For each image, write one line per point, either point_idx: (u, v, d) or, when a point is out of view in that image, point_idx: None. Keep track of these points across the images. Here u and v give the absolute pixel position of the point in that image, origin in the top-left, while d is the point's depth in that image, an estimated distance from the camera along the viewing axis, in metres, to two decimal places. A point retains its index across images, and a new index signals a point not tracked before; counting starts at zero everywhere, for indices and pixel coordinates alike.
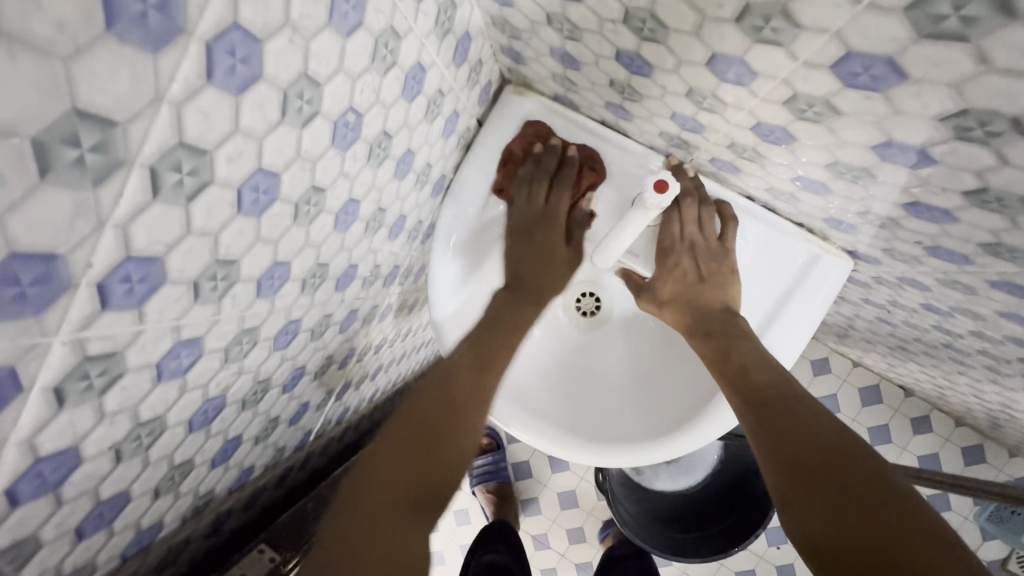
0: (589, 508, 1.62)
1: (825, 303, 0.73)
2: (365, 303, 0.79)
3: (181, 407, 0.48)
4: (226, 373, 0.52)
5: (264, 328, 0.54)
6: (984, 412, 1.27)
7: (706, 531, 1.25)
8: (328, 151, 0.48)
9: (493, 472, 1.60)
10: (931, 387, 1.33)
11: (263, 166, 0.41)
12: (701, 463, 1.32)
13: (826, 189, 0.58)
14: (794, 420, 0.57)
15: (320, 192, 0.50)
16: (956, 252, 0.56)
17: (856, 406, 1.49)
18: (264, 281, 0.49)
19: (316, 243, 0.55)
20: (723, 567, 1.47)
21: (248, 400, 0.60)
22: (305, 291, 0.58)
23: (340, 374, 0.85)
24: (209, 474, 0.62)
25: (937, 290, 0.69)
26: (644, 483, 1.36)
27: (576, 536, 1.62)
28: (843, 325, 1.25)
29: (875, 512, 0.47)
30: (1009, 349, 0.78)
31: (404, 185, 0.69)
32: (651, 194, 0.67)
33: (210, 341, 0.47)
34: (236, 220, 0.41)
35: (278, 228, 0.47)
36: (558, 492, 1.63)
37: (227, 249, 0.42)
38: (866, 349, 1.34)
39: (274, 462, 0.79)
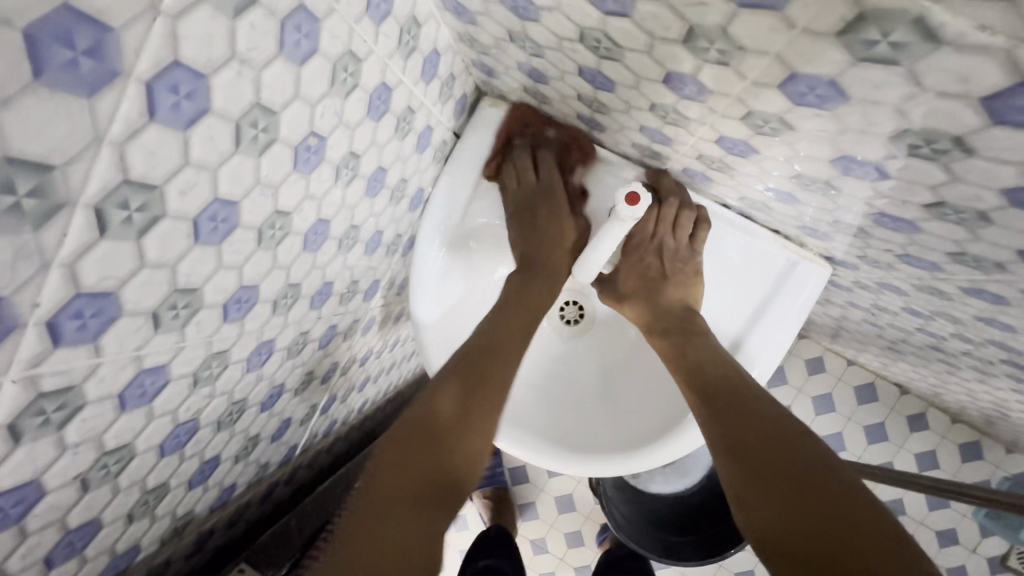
0: (586, 512, 1.62)
1: (802, 310, 0.73)
2: (346, 317, 0.79)
3: (150, 433, 0.48)
4: (197, 397, 0.52)
5: (236, 351, 0.54)
6: (977, 410, 1.26)
7: (699, 535, 1.25)
8: (291, 175, 0.48)
9: (490, 477, 1.60)
10: (924, 386, 1.32)
11: (220, 195, 0.41)
12: (696, 465, 1.32)
13: (795, 199, 0.58)
14: (753, 424, 0.61)
15: (285, 216, 0.50)
16: (926, 260, 0.55)
17: (851, 405, 1.48)
18: (230, 306, 0.49)
19: (285, 265, 0.55)
20: (721, 569, 1.47)
21: (224, 421, 0.60)
22: (277, 312, 0.58)
23: (323, 389, 0.85)
24: (187, 495, 0.62)
25: (916, 294, 0.69)
26: (642, 486, 1.36)
27: (574, 540, 1.62)
28: (833, 325, 1.25)
29: (819, 506, 0.52)
30: (992, 351, 0.77)
31: (378, 202, 0.69)
32: (622, 206, 0.66)
33: (176, 368, 0.47)
34: (194, 250, 0.41)
35: (242, 254, 0.47)
36: (554, 497, 1.63)
37: (187, 279, 0.42)
38: (859, 348, 1.33)
39: (258, 478, 0.80)
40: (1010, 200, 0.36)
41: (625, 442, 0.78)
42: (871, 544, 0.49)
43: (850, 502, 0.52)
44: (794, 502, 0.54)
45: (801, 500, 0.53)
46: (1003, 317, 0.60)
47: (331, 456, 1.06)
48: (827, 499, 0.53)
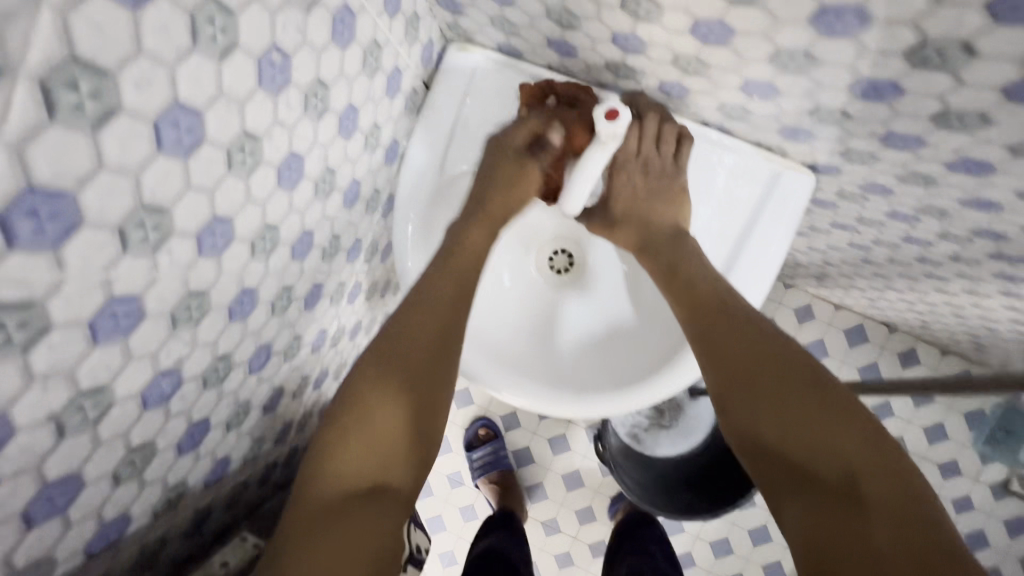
0: (596, 487, 1.60)
1: (794, 218, 0.72)
2: (328, 278, 0.76)
3: (129, 378, 0.46)
4: (177, 343, 0.50)
5: (215, 294, 0.52)
6: (968, 334, 1.27)
7: (715, 486, 1.24)
8: (256, 95, 0.46)
9: (494, 462, 1.56)
10: (914, 318, 1.33)
11: (180, 100, 0.39)
12: (699, 423, 1.30)
13: (775, 91, 0.62)
14: (750, 357, 0.59)
15: (255, 139, 0.48)
16: (908, 133, 0.55)
17: (844, 349, 1.49)
18: (205, 238, 0.47)
19: (260, 201, 0.53)
20: (735, 527, 1.46)
21: (211, 378, 0.57)
22: (256, 257, 0.56)
23: (313, 360, 0.83)
24: (177, 464, 0.59)
25: (901, 191, 0.71)
26: (647, 452, 1.32)
27: (586, 516, 1.60)
28: (818, 264, 1.26)
29: (820, 433, 0.53)
30: (976, 246, 0.77)
31: (353, 146, 0.67)
32: (600, 123, 0.65)
33: (151, 303, 0.45)
34: (158, 158, 0.40)
35: (211, 176, 0.45)
36: (562, 475, 1.61)
37: (153, 193, 0.40)
38: (847, 288, 1.34)
39: (253, 455, 0.76)
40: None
41: (621, 380, 0.78)
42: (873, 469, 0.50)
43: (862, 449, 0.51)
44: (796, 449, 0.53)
45: (798, 424, 0.54)
46: (987, 193, 0.63)
47: None
48: (831, 452, 0.51)
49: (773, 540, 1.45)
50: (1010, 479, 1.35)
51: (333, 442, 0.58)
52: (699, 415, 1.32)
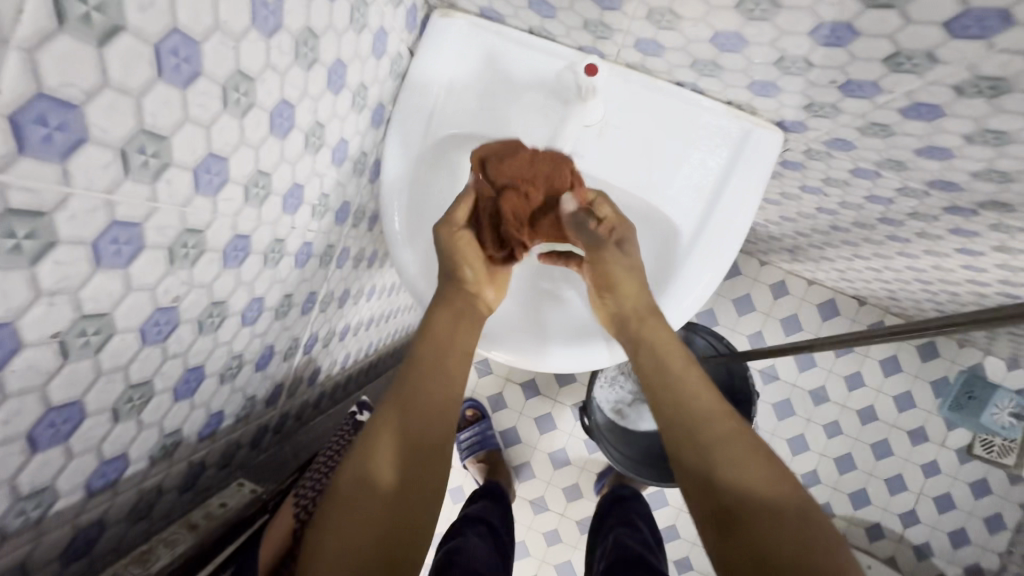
0: (581, 464, 1.63)
1: (763, 174, 0.75)
2: (319, 238, 0.76)
3: (127, 310, 0.46)
4: (175, 281, 0.50)
5: (211, 235, 0.52)
6: (929, 302, 1.34)
7: None
8: (250, 33, 0.47)
9: (482, 441, 1.60)
10: (881, 290, 1.41)
11: (181, 26, 0.40)
12: None
13: (742, 41, 0.60)
14: (697, 404, 0.60)
15: (249, 81, 0.49)
16: (865, 82, 0.58)
17: (816, 322, 1.56)
18: (201, 175, 0.48)
19: (253, 143, 0.53)
20: None
21: (206, 324, 0.57)
22: (250, 202, 0.56)
23: (303, 323, 0.82)
24: (173, 409, 0.59)
25: (862, 143, 0.72)
26: (631, 426, 1.38)
27: (572, 493, 1.63)
28: (789, 238, 1.33)
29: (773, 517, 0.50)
30: (933, 202, 0.81)
31: (341, 103, 0.67)
32: None
33: (150, 233, 0.45)
34: (159, 85, 0.40)
35: (208, 111, 0.46)
36: (547, 453, 1.64)
37: (154, 119, 0.41)
38: (818, 262, 1.41)
39: (246, 414, 0.76)
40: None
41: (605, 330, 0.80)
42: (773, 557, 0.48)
43: (800, 498, 0.52)
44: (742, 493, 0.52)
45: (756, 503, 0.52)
46: (940, 140, 0.64)
47: (318, 412, 1.03)
48: (760, 486, 0.53)
49: None
50: (973, 442, 1.36)
51: (346, 501, 0.53)
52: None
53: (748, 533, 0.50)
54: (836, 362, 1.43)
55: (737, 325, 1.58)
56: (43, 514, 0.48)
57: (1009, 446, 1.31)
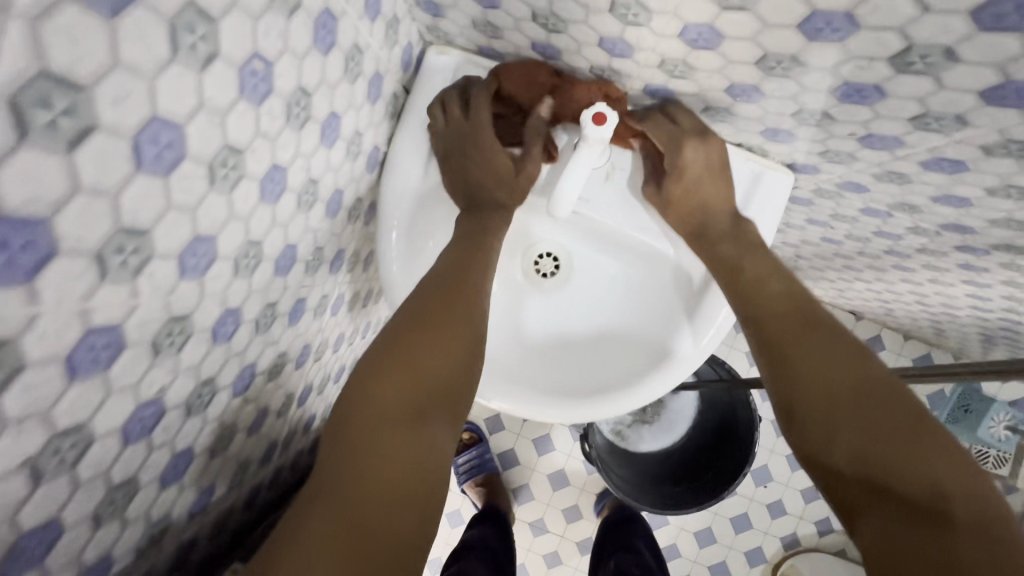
0: (581, 485, 1.61)
1: (774, 217, 0.72)
2: (312, 292, 0.72)
3: (107, 413, 0.42)
4: (159, 372, 0.46)
5: (198, 317, 0.48)
6: (927, 319, 1.33)
7: (698, 481, 1.27)
8: (237, 104, 0.43)
9: (481, 465, 1.58)
10: (879, 307, 1.39)
11: (160, 113, 0.36)
12: (680, 418, 1.36)
13: (759, 93, 0.57)
14: (774, 323, 0.63)
15: (238, 153, 0.45)
16: (888, 135, 0.55)
17: None
18: (186, 259, 0.44)
19: (242, 216, 0.49)
20: (718, 516, 1.49)
21: (195, 405, 0.54)
22: (240, 274, 0.52)
23: (298, 376, 0.78)
24: (160, 497, 0.55)
25: (875, 188, 0.70)
26: (631, 447, 1.37)
27: (572, 515, 1.61)
28: (789, 259, 1.30)
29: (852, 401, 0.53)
30: (943, 240, 0.80)
31: (335, 155, 0.63)
32: (588, 128, 0.63)
33: (130, 331, 0.41)
34: (138, 178, 0.36)
35: (193, 193, 0.42)
36: (546, 475, 1.62)
37: (132, 215, 0.37)
38: (815, 280, 1.39)
39: (238, 479, 0.72)
40: (980, 20, 0.36)
41: (606, 385, 0.78)
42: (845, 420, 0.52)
43: (913, 429, 0.49)
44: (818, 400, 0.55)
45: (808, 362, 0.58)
46: (958, 190, 0.62)
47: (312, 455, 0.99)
48: (832, 376, 0.55)
49: (752, 526, 1.47)
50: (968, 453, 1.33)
51: (370, 391, 0.55)
52: (682, 406, 1.37)
53: (814, 407, 0.55)
54: None
55: None
56: None
57: (1003, 455, 1.25)
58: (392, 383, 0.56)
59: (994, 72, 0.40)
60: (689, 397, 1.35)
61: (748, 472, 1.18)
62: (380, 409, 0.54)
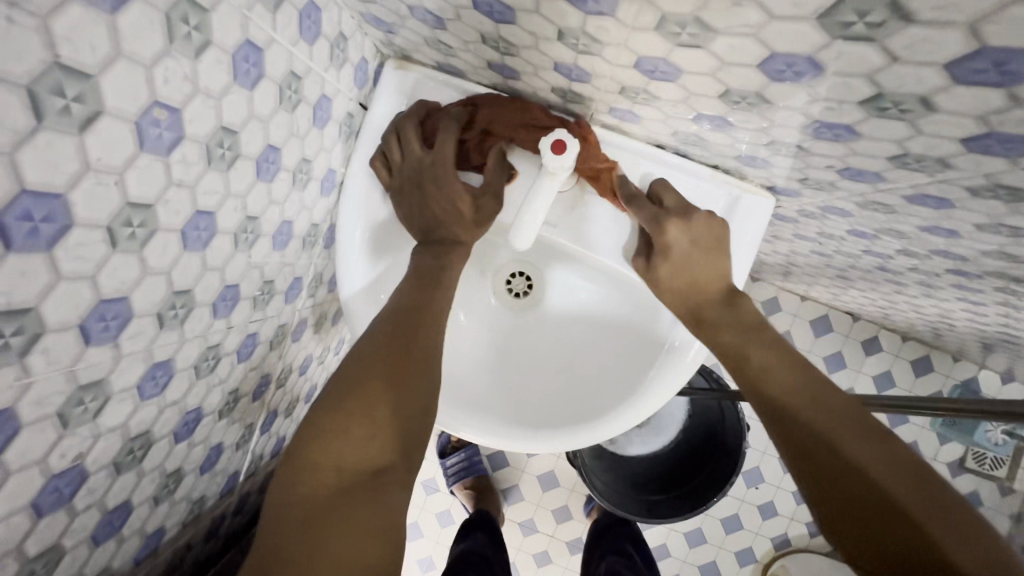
0: (571, 486, 1.59)
1: (754, 243, 0.67)
2: (266, 323, 0.68)
3: (9, 493, 0.41)
4: (73, 441, 0.44)
5: (116, 379, 0.46)
6: (925, 324, 1.26)
7: (683, 488, 1.21)
8: (138, 158, 0.39)
9: (469, 467, 1.56)
10: (877, 312, 1.33)
11: (30, 186, 0.32)
12: (670, 421, 1.28)
13: (727, 123, 0.52)
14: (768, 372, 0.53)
15: (145, 209, 0.41)
16: (867, 170, 0.51)
17: (809, 338, 1.47)
18: (91, 325, 0.41)
19: (162, 270, 0.46)
20: (710, 518, 1.40)
21: (125, 461, 0.52)
22: (167, 327, 0.49)
23: (257, 407, 0.76)
24: (94, 553, 0.54)
25: (859, 214, 0.65)
26: (620, 451, 1.31)
27: (562, 516, 1.59)
28: (782, 264, 1.25)
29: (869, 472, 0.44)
30: (936, 262, 0.75)
31: (278, 187, 0.59)
32: (547, 157, 0.60)
33: (26, 409, 0.39)
34: (9, 260, 0.33)
35: (91, 260, 0.39)
36: (535, 477, 1.60)
37: (8, 298, 0.34)
38: (810, 284, 1.33)
39: (194, 515, 0.71)
40: (954, 75, 0.32)
41: (590, 413, 0.73)
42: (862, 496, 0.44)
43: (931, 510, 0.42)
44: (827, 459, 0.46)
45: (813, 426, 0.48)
46: (947, 222, 0.57)
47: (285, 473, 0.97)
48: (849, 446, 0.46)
49: (744, 527, 1.39)
50: (965, 456, 1.25)
51: (314, 457, 0.52)
52: (673, 411, 1.29)
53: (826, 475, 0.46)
54: None
55: None
56: None
57: (999, 459, 1.22)
58: (346, 438, 0.53)
59: (972, 125, 0.36)
60: (679, 400, 1.28)
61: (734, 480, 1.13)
62: (329, 469, 0.51)
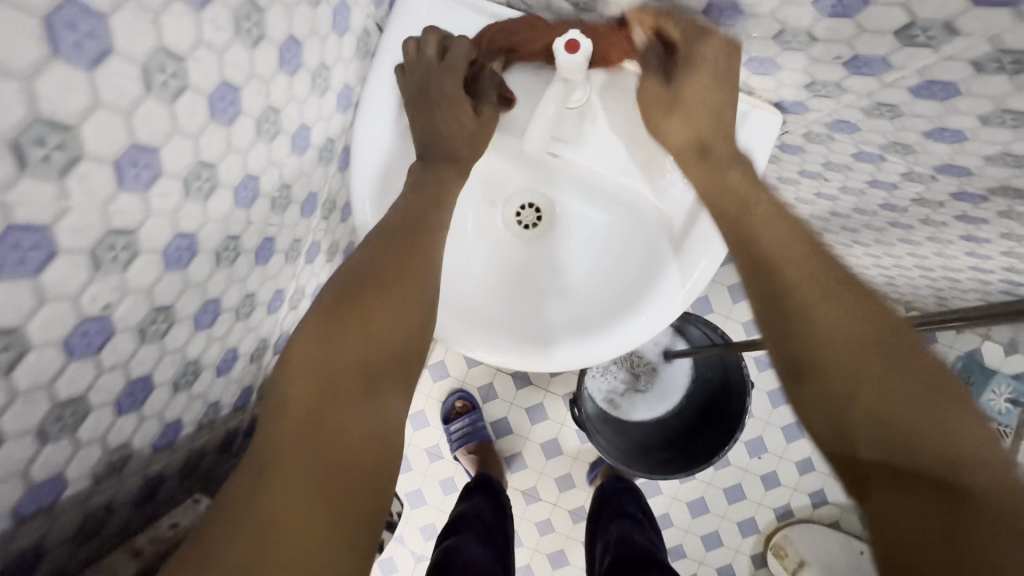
0: (574, 454, 1.61)
1: (762, 154, 0.67)
2: (282, 232, 0.69)
3: (43, 322, 0.39)
4: (103, 287, 0.44)
5: (145, 234, 0.46)
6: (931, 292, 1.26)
7: (689, 446, 1.22)
8: (174, 3, 0.40)
9: (472, 433, 1.57)
10: (880, 278, 1.33)
11: (61, 54, 0.34)
12: (675, 387, 1.32)
13: (738, 14, 0.56)
14: (773, 248, 0.49)
15: (179, 61, 0.42)
16: (873, 57, 0.52)
17: None
18: (125, 167, 0.41)
19: (190, 133, 0.46)
20: (710, 487, 1.42)
21: (148, 331, 0.51)
22: (192, 198, 0.50)
23: (270, 320, 0.75)
24: (117, 423, 0.52)
25: (865, 126, 0.65)
26: (624, 416, 1.33)
27: (565, 484, 1.61)
28: None
29: (874, 368, 0.41)
30: (939, 187, 0.72)
31: (299, 85, 0.59)
32: (561, 56, 0.61)
33: (47, 283, 0.39)
34: (55, 66, 0.34)
35: (127, 95, 0.39)
36: (539, 444, 1.62)
37: (54, 106, 0.34)
38: None
39: (210, 419, 0.70)
40: None
41: (597, 326, 0.74)
42: (864, 393, 0.40)
43: (930, 404, 0.38)
44: (823, 348, 0.43)
45: (818, 310, 0.44)
46: (953, 120, 0.56)
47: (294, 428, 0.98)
48: (846, 330, 0.43)
49: (746, 497, 1.41)
50: None
51: (285, 401, 0.48)
52: (677, 375, 1.33)
53: (828, 369, 0.42)
54: None
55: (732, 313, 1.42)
56: None
57: None
58: (323, 372, 0.49)
59: None
60: (684, 362, 1.32)
61: (739, 437, 1.12)
62: (300, 412, 0.47)
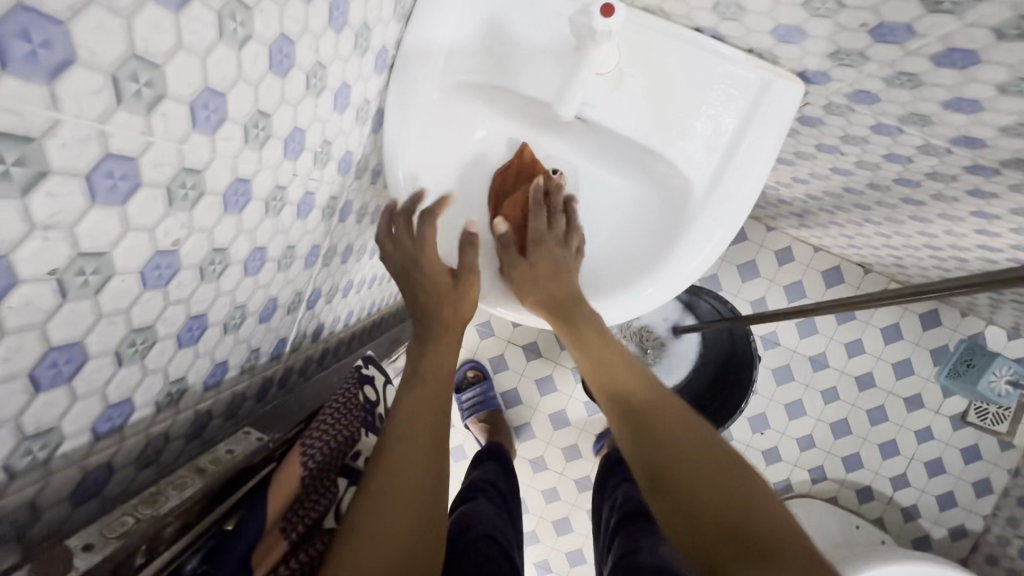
0: (581, 426, 1.65)
1: (782, 125, 0.70)
2: (321, 188, 0.71)
3: (126, 251, 0.43)
4: (175, 223, 0.47)
5: (209, 177, 0.49)
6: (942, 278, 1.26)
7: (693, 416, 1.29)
8: None
9: (483, 402, 1.60)
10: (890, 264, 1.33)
11: None
12: (682, 361, 1.30)
13: None
14: (632, 393, 0.64)
15: (247, 10, 0.45)
16: (898, 24, 0.56)
17: (821, 289, 1.46)
18: (197, 110, 0.44)
19: (252, 81, 0.49)
20: None
21: (208, 271, 0.54)
22: (249, 145, 0.52)
23: (306, 276, 0.78)
24: (178, 355, 0.56)
25: (886, 96, 0.68)
26: None
27: (571, 454, 1.66)
28: (800, 208, 1.27)
29: (703, 480, 0.53)
30: (951, 161, 0.75)
31: (343, 43, 0.62)
32: (597, 20, 0.63)
33: (131, 214, 0.42)
34: (150, 7, 0.36)
35: (203, 40, 0.42)
36: (547, 415, 1.66)
37: (147, 44, 0.37)
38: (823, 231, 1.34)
39: (251, 364, 0.73)
40: None
41: (617, 283, 0.77)
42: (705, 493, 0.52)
43: (733, 483, 0.52)
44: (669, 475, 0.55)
45: (664, 444, 0.58)
46: (970, 90, 0.59)
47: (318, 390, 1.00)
48: (675, 442, 0.57)
49: None
50: (967, 410, 1.33)
51: (382, 474, 0.56)
52: (686, 351, 1.30)
53: (672, 486, 0.54)
54: (838, 329, 1.37)
55: (739, 291, 1.50)
56: (50, 455, 0.45)
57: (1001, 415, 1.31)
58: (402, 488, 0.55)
59: None
60: (692, 338, 1.30)
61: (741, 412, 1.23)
62: (401, 483, 0.55)
